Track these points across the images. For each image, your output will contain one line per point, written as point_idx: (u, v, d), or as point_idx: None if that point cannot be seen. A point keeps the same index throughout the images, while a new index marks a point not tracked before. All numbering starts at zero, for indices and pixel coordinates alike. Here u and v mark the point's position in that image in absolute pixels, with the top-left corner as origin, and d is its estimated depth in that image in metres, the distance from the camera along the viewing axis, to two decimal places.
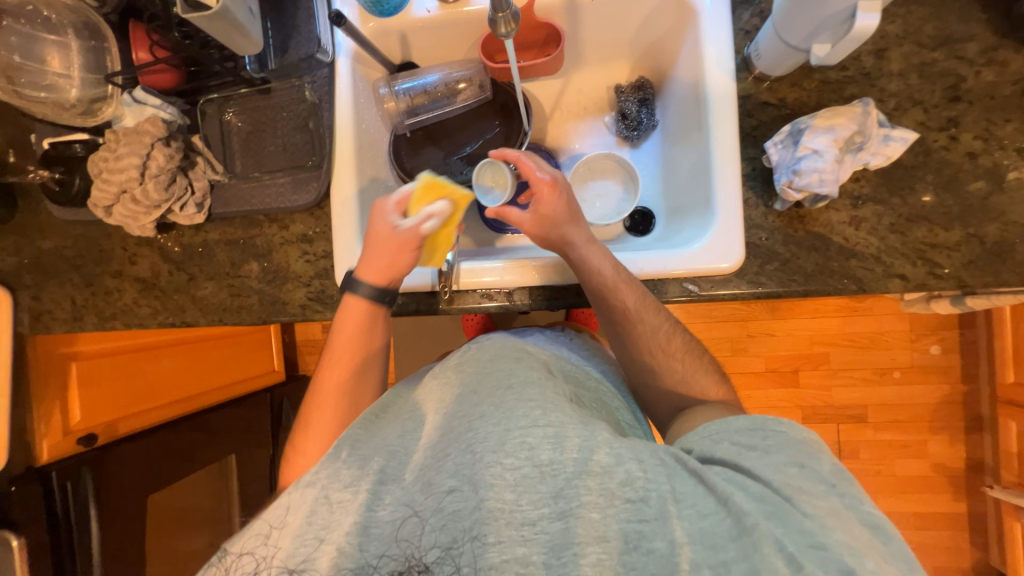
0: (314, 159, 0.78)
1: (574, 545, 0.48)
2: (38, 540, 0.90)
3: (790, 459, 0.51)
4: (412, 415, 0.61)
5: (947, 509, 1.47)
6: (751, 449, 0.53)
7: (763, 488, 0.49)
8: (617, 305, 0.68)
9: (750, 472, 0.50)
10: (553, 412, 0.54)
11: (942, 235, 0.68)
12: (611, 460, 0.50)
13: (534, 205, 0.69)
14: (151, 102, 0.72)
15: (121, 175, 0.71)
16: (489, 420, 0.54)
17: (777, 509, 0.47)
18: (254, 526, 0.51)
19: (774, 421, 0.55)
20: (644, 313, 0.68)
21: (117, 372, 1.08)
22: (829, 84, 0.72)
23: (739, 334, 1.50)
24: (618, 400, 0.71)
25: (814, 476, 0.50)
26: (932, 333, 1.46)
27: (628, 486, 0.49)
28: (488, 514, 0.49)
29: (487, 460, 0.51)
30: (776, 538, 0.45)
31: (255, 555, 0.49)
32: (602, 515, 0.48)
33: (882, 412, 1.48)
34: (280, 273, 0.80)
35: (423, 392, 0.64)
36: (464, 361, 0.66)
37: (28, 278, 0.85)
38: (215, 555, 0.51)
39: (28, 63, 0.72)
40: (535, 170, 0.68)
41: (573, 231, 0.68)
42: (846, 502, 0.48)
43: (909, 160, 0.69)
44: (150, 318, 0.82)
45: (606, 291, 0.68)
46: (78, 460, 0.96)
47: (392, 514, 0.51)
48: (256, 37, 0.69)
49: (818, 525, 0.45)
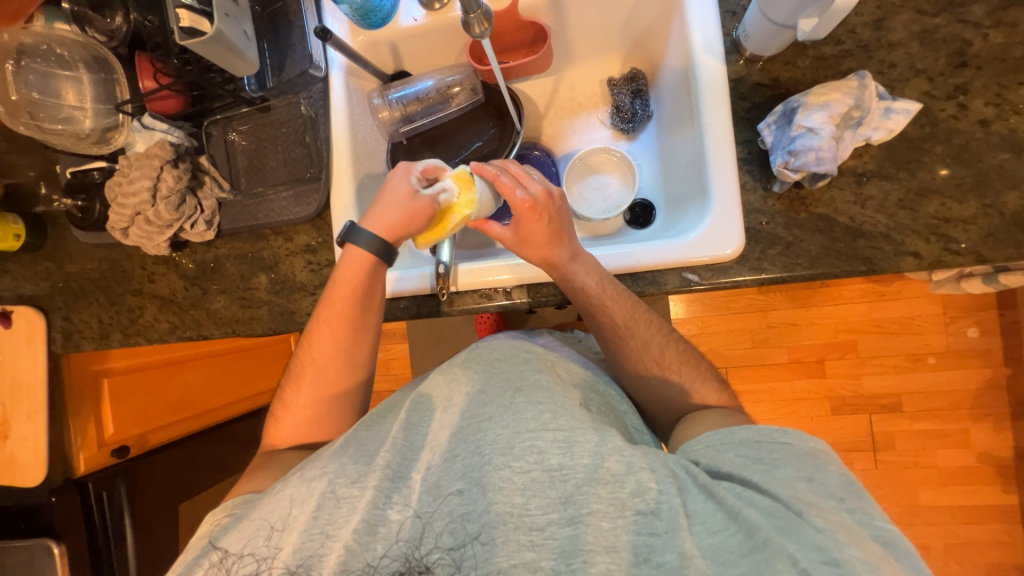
0: (312, 172, 0.81)
1: (584, 554, 0.47)
2: (77, 548, 0.95)
3: (797, 473, 0.50)
4: (417, 407, 0.60)
5: (995, 501, 1.38)
6: (757, 462, 0.52)
7: (772, 503, 0.47)
8: (605, 321, 0.69)
9: (759, 487, 0.49)
10: (564, 417, 0.54)
11: (957, 208, 0.64)
12: (623, 468, 0.49)
13: (515, 226, 0.68)
14: (159, 127, 0.76)
15: (134, 199, 0.75)
16: (499, 423, 0.54)
17: (787, 524, 0.45)
18: (260, 522, 0.52)
19: (780, 432, 0.54)
20: (634, 325, 0.68)
21: (147, 387, 1.13)
22: (824, 59, 0.70)
23: (759, 325, 1.45)
24: (623, 396, 0.70)
25: (823, 492, 0.48)
26: (968, 314, 1.38)
27: (639, 495, 0.48)
28: (497, 517, 0.49)
29: (496, 463, 0.51)
30: (790, 553, 0.43)
31: (255, 555, 0.50)
32: (612, 524, 0.48)
33: (917, 400, 1.41)
34: (287, 284, 0.82)
35: (429, 386, 0.63)
36: (473, 357, 0.65)
37: (59, 300, 0.90)
38: (215, 555, 0.51)
39: (45, 99, 0.77)
40: (512, 191, 0.67)
41: (556, 250, 0.68)
42: (857, 518, 0.47)
43: (916, 132, 0.66)
44: (169, 333, 0.86)
45: (592, 308, 0.68)
46: (113, 470, 1.03)
47: (397, 512, 0.51)
48: (252, 58, 0.72)
49: (832, 540, 0.43)
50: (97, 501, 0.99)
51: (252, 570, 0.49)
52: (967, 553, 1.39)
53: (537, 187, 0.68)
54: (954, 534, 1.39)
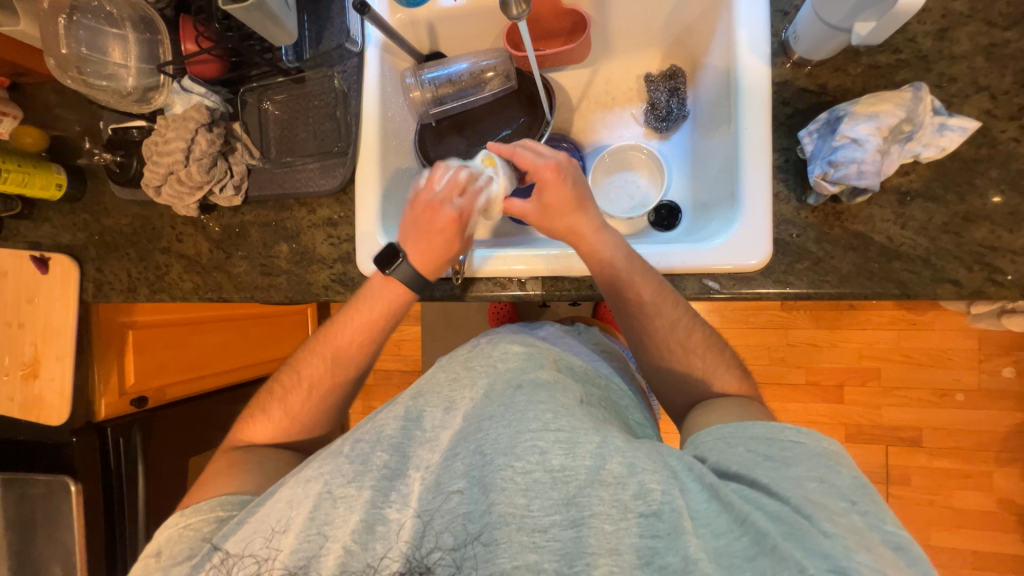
0: (340, 146, 0.82)
1: (586, 556, 0.46)
2: (92, 487, 1.00)
3: (808, 473, 0.48)
4: (414, 402, 0.61)
5: (1012, 551, 1.32)
6: (768, 458, 0.51)
7: (781, 506, 0.46)
8: (632, 299, 0.66)
9: (768, 489, 0.48)
10: (564, 417, 0.53)
11: (1007, 237, 0.60)
12: (625, 470, 0.48)
13: (538, 196, 0.68)
14: (197, 90, 0.78)
15: (169, 158, 0.77)
16: (500, 422, 0.54)
17: (796, 529, 0.44)
18: (257, 526, 0.53)
19: (792, 430, 0.53)
20: (660, 304, 0.66)
21: (170, 341, 1.17)
22: (878, 68, 0.66)
23: (778, 343, 1.41)
24: (629, 396, 0.69)
25: (833, 492, 0.47)
26: (1005, 353, 1.31)
27: (641, 498, 0.47)
28: (499, 518, 0.48)
29: (498, 463, 0.51)
30: (797, 560, 0.42)
31: (255, 557, 0.51)
32: (614, 527, 0.47)
33: (939, 437, 1.34)
34: (307, 255, 0.84)
35: (429, 383, 0.63)
36: (474, 355, 0.65)
37: (93, 251, 0.93)
38: (216, 556, 0.53)
39: (92, 55, 0.80)
40: (534, 159, 0.67)
41: (581, 220, 0.67)
42: (868, 521, 0.45)
43: (970, 152, 0.62)
44: (192, 293, 0.88)
45: (619, 286, 0.66)
46: (131, 419, 1.08)
47: (396, 512, 0.51)
48: (290, 27, 0.73)
49: (840, 547, 0.42)
50: (114, 447, 1.04)
51: (254, 571, 0.51)
52: None
53: (550, 159, 0.67)
54: None
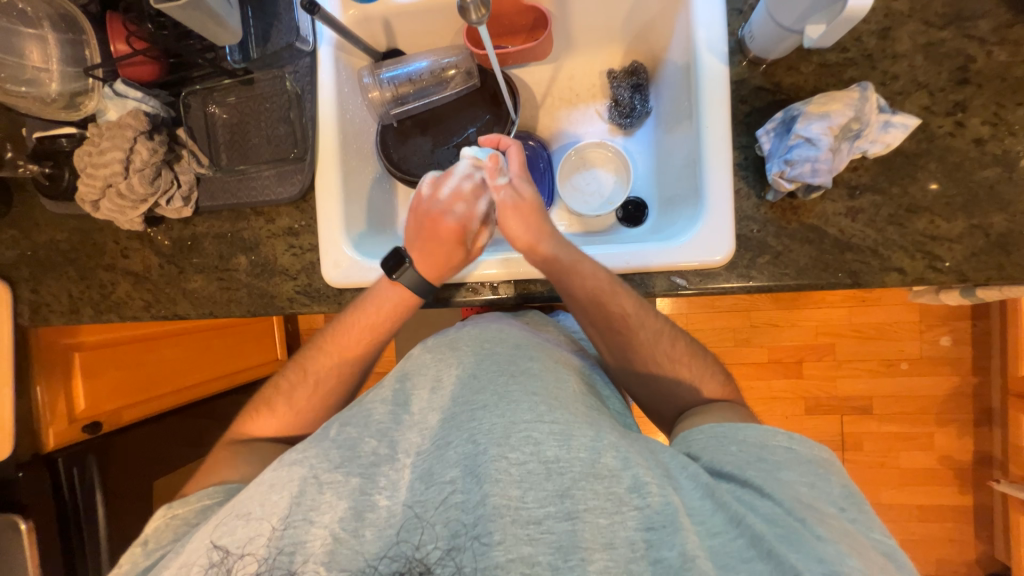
0: (297, 151, 0.78)
1: (581, 551, 0.46)
2: (45, 525, 0.93)
3: (800, 478, 0.51)
4: (401, 384, 0.61)
5: (953, 502, 1.45)
6: (761, 461, 0.53)
7: (773, 508, 0.48)
8: (617, 313, 0.68)
9: (760, 490, 0.50)
10: (559, 410, 0.54)
11: (944, 226, 0.65)
12: (619, 463, 0.49)
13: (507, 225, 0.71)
14: (131, 95, 0.72)
15: (105, 170, 0.71)
16: (494, 412, 0.54)
17: (791, 534, 0.45)
18: (241, 521, 0.49)
19: (785, 438, 0.54)
20: (642, 318, 0.68)
21: (123, 361, 1.10)
22: (828, 67, 0.69)
23: (741, 324, 1.47)
24: (607, 381, 0.71)
25: (823, 497, 0.49)
26: (942, 324, 1.41)
27: (636, 492, 0.48)
28: (494, 510, 0.47)
29: (492, 454, 0.50)
30: (792, 565, 0.43)
31: (257, 555, 0.48)
32: (609, 521, 0.47)
33: (887, 403, 1.45)
34: (268, 267, 0.80)
35: (415, 365, 0.63)
36: (461, 337, 0.66)
37: (26, 271, 0.86)
38: (209, 557, 0.48)
39: (7, 58, 0.73)
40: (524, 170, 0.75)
41: (560, 252, 0.68)
42: (857, 527, 0.48)
43: (912, 147, 0.66)
44: (144, 312, 0.83)
45: (601, 300, 0.67)
46: (84, 447, 1.00)
47: (387, 499, 0.51)
48: (234, 26, 0.68)
49: (834, 552, 0.43)
50: (67, 479, 0.96)
51: (252, 572, 0.47)
52: (922, 548, 1.46)
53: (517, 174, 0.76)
54: (911, 530, 1.46)
